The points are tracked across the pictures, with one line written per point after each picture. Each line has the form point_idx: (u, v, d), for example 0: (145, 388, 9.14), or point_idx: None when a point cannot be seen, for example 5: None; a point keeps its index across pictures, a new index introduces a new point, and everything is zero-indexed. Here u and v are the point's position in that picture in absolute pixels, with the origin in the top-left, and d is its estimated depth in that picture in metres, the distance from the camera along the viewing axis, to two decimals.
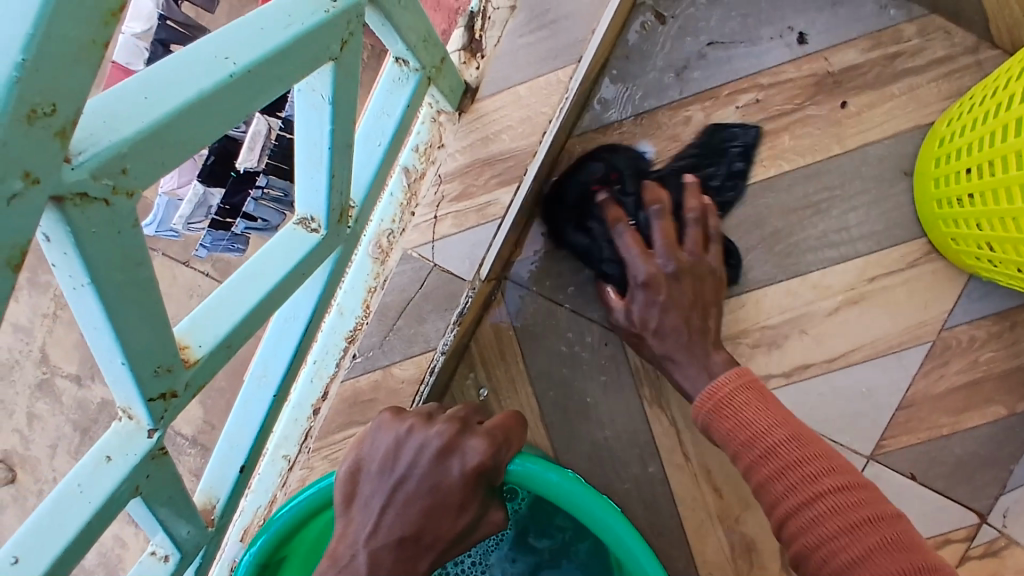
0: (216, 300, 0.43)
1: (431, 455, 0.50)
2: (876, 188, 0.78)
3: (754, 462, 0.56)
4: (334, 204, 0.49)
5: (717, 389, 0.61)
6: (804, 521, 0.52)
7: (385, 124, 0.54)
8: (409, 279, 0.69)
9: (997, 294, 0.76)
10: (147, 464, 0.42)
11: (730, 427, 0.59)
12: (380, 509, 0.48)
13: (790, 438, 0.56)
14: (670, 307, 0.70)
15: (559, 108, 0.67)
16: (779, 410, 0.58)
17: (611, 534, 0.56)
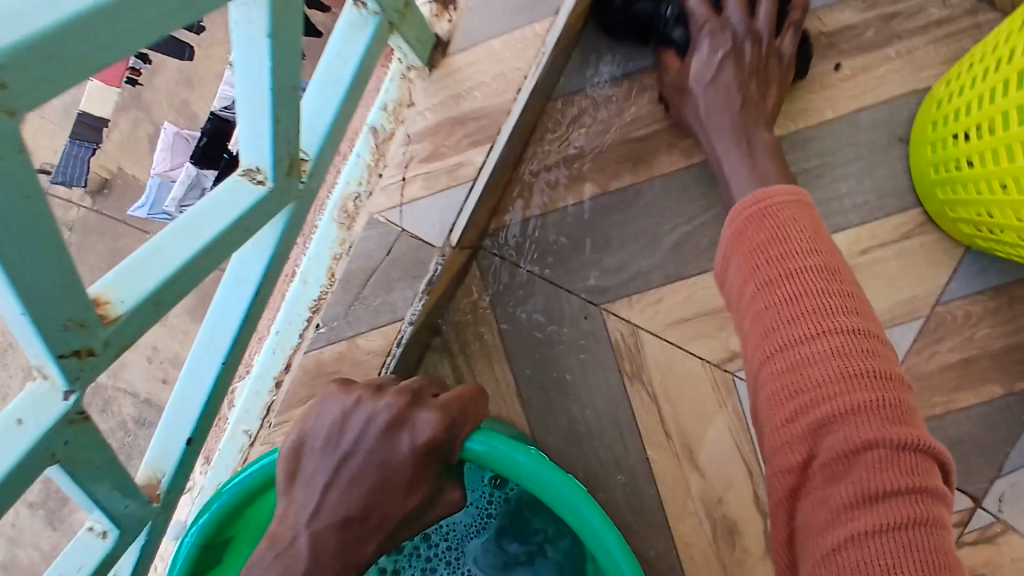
0: (144, 254, 0.40)
1: (379, 429, 0.47)
2: (870, 156, 0.74)
3: (772, 280, 0.47)
4: (281, 153, 0.46)
5: (767, 198, 0.51)
6: (803, 355, 0.43)
7: (341, 71, 0.51)
8: (375, 246, 0.65)
9: (993, 268, 0.73)
10: (64, 429, 0.39)
11: (763, 239, 0.49)
12: (323, 487, 0.46)
13: (822, 268, 0.46)
14: (729, 58, 0.67)
15: (535, 63, 0.63)
16: (824, 238, 0.49)
17: (580, 520, 0.52)
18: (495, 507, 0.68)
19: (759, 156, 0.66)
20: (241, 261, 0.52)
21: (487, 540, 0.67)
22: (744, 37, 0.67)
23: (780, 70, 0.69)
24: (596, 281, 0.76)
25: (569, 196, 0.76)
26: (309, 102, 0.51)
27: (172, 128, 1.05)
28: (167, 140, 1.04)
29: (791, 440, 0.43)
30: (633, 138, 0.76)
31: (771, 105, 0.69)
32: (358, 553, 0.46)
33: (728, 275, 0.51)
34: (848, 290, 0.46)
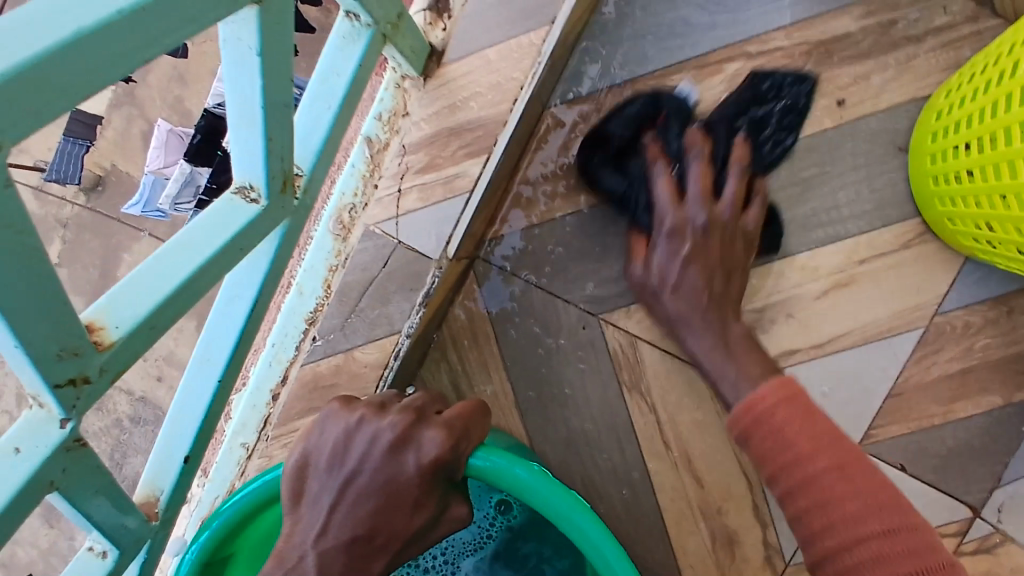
0: (138, 277, 0.39)
1: (383, 448, 0.45)
2: (869, 165, 0.73)
3: (792, 490, 0.48)
4: (275, 170, 0.45)
5: (757, 401, 0.51)
6: (847, 568, 0.44)
7: (335, 85, 0.50)
8: (370, 258, 0.64)
9: (993, 277, 0.73)
10: (61, 457, 0.38)
11: (768, 446, 0.50)
12: (328, 508, 0.44)
13: (834, 467, 0.47)
14: (693, 259, 0.65)
15: (531, 73, 0.63)
16: (824, 423, 0.49)
17: (573, 527, 0.51)
18: (497, 529, 0.67)
19: (738, 354, 0.63)
20: (236, 277, 0.51)
21: (483, 557, 0.67)
22: (701, 234, 0.65)
23: (740, 253, 0.67)
24: (594, 291, 0.75)
25: (567, 205, 0.75)
26: (302, 115, 0.50)
27: (165, 126, 1.21)
28: (161, 138, 1.20)
29: None
30: None
31: (737, 291, 0.67)
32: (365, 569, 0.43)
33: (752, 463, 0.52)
34: (868, 483, 0.46)
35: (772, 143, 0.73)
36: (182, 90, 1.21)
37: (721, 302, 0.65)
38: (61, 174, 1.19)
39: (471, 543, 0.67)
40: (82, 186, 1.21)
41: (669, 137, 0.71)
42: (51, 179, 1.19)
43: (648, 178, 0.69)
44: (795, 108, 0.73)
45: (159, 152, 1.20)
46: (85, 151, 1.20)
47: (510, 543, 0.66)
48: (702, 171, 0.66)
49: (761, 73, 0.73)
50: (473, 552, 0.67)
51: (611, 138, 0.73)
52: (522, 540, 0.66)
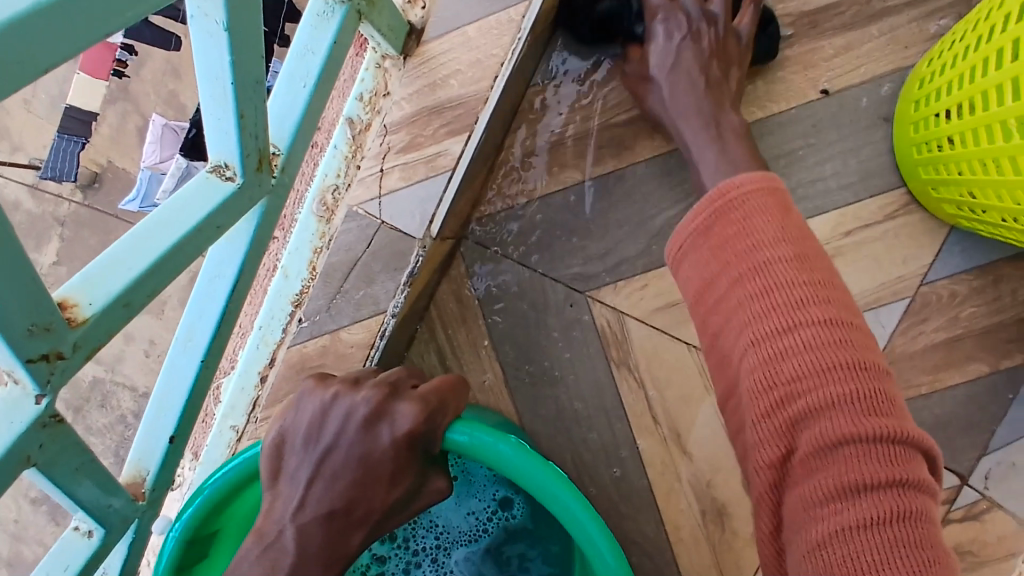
0: (113, 255, 0.40)
1: (358, 422, 0.46)
2: (853, 137, 0.73)
3: (746, 269, 0.46)
4: (249, 148, 0.45)
5: (730, 189, 0.50)
6: (776, 349, 0.42)
7: (310, 63, 0.50)
8: (354, 238, 0.64)
9: (978, 247, 0.73)
10: (37, 433, 0.39)
11: (731, 231, 0.48)
12: (307, 480, 0.45)
13: (794, 258, 0.45)
14: (689, 40, 0.67)
15: (511, 50, 0.63)
16: (793, 226, 0.47)
17: (562, 507, 0.50)
18: (493, 524, 0.67)
19: (729, 140, 0.64)
20: (215, 258, 0.51)
21: (474, 551, 0.67)
22: (699, 20, 0.67)
23: (728, 44, 0.68)
24: (581, 268, 0.76)
25: (552, 184, 0.75)
26: (279, 95, 0.50)
27: (161, 121, 1.23)
28: (156, 132, 1.22)
29: (772, 430, 0.41)
30: (614, 123, 0.75)
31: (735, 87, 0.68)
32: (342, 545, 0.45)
33: (694, 272, 0.50)
34: (823, 283, 0.44)
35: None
36: (176, 84, 1.25)
37: (723, 95, 0.67)
38: (58, 172, 1.25)
39: (465, 534, 0.67)
40: (79, 182, 1.26)
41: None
42: (47, 178, 1.26)
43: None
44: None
45: (154, 147, 1.21)
46: (81, 148, 1.27)
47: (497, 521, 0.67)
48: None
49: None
50: (465, 545, 0.67)
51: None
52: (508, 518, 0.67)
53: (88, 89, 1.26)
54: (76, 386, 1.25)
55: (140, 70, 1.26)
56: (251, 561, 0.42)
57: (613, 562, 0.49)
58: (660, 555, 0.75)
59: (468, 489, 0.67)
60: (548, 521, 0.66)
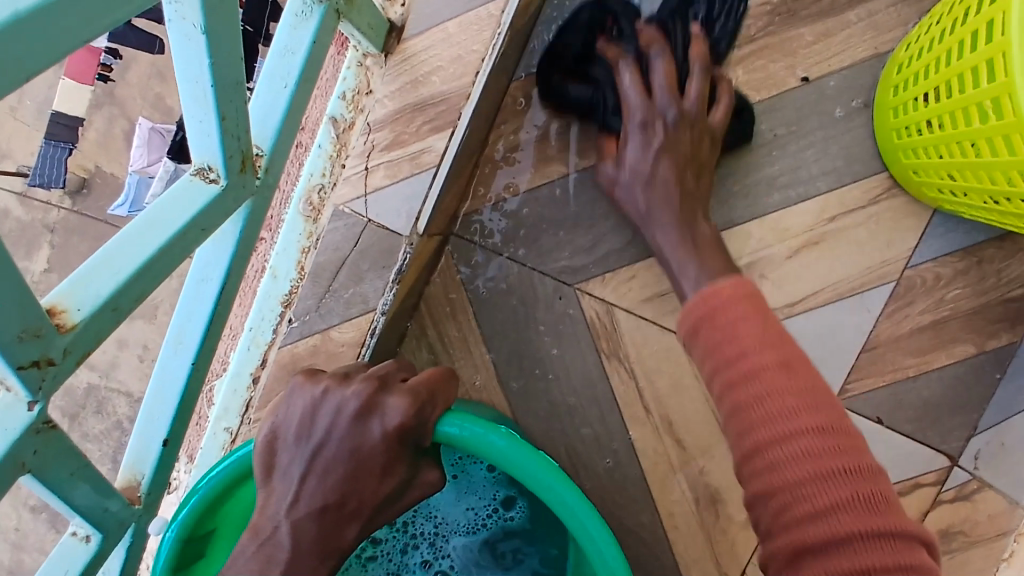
0: (99, 260, 0.40)
1: (348, 416, 0.47)
2: (835, 123, 0.74)
3: (733, 378, 0.48)
4: (231, 149, 0.45)
5: (713, 294, 0.53)
6: (772, 459, 0.44)
7: (291, 63, 0.50)
8: (342, 238, 0.64)
9: (962, 229, 0.74)
10: (31, 439, 0.39)
11: (718, 336, 0.51)
12: (300, 477, 0.45)
13: (779, 364, 0.47)
14: (664, 155, 0.67)
15: (491, 45, 0.63)
16: (776, 328, 0.50)
17: (560, 502, 0.51)
18: (492, 521, 0.67)
19: (702, 251, 0.65)
20: (202, 262, 0.51)
21: (473, 541, 0.67)
22: (672, 104, 0.67)
23: (693, 141, 0.68)
24: (569, 261, 0.76)
25: (537, 177, 0.76)
26: (261, 95, 0.51)
27: (147, 126, 1.23)
28: (144, 136, 1.22)
29: (782, 539, 0.42)
30: None
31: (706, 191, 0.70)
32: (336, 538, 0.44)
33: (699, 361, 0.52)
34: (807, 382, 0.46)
35: (725, 18, 0.72)
36: (162, 87, 1.25)
37: (694, 198, 0.68)
38: (47, 179, 1.25)
39: (465, 526, 0.67)
40: (68, 188, 1.26)
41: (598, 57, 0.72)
42: (36, 184, 1.26)
43: (615, 68, 0.70)
44: (738, 10, 0.72)
45: (142, 150, 1.21)
46: (69, 154, 1.27)
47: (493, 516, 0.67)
48: (665, 66, 0.68)
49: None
50: (465, 537, 0.67)
51: (566, 50, 0.72)
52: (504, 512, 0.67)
53: (75, 94, 1.26)
54: (71, 393, 1.25)
55: (125, 74, 1.25)
56: (246, 559, 0.42)
57: (614, 561, 0.50)
58: (656, 543, 0.76)
59: (469, 481, 0.67)
60: (548, 522, 0.67)
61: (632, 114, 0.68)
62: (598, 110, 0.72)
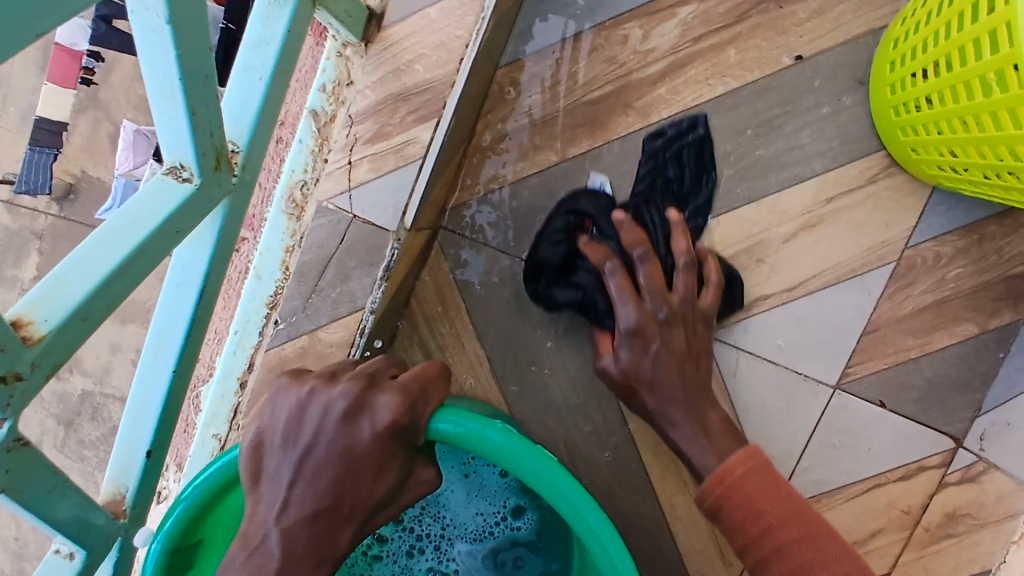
0: (66, 269, 0.38)
1: (336, 418, 0.45)
2: (829, 102, 0.72)
3: (767, 557, 0.53)
4: (204, 147, 0.43)
5: (727, 472, 0.57)
6: None
7: (266, 53, 0.48)
8: (326, 235, 0.62)
9: (961, 206, 0.72)
10: (2, 458, 0.38)
11: (742, 513, 0.55)
12: (288, 481, 0.43)
13: (805, 535, 0.52)
14: (662, 354, 0.65)
15: (475, 31, 0.61)
16: (790, 498, 0.55)
17: (556, 491, 0.49)
18: (499, 530, 0.66)
19: (715, 436, 0.62)
20: (180, 264, 0.49)
21: (478, 547, 0.66)
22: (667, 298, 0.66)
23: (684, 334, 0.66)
24: None
25: (526, 167, 0.74)
26: (234, 89, 0.48)
27: (132, 128, 1.19)
28: (129, 140, 1.18)
29: None
30: (587, 102, 0.73)
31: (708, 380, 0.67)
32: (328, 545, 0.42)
33: (729, 530, 0.56)
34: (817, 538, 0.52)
35: (696, 199, 0.73)
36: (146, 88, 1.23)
37: (699, 386, 0.65)
38: (31, 185, 1.21)
39: (472, 532, 0.65)
40: (54, 195, 1.23)
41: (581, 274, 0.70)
42: (23, 192, 1.22)
43: (602, 280, 0.69)
44: (709, 178, 0.73)
45: (127, 153, 1.17)
46: (54, 159, 1.23)
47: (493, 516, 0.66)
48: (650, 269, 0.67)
49: (649, 133, 0.73)
50: (470, 542, 0.66)
51: (546, 263, 0.71)
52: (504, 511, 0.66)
53: (58, 99, 1.23)
54: (65, 401, 1.23)
55: (107, 76, 1.23)
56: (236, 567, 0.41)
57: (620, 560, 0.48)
58: (659, 536, 0.75)
59: (477, 488, 0.65)
60: (555, 540, 0.66)
61: (625, 320, 0.65)
62: (595, 305, 0.69)
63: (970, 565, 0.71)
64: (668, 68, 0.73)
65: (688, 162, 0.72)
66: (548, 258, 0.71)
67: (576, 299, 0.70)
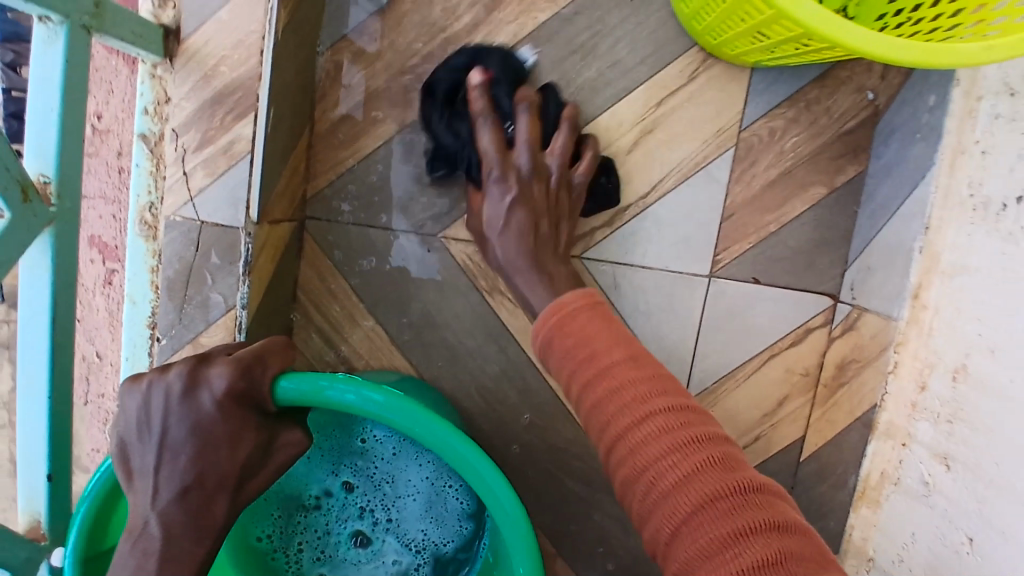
0: None
1: (177, 396, 0.45)
2: (635, 14, 0.75)
3: (591, 379, 0.52)
4: (5, 182, 0.46)
5: (564, 305, 0.58)
6: (631, 445, 0.48)
7: (52, 87, 0.51)
8: (182, 246, 0.65)
9: (782, 80, 0.77)
10: None
11: (573, 341, 0.55)
12: (153, 467, 0.44)
13: (626, 357, 0.52)
14: (520, 204, 0.68)
15: (267, 22, 0.62)
16: (617, 329, 0.55)
17: (432, 437, 0.50)
18: (425, 555, 0.69)
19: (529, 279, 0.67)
20: (29, 299, 0.53)
21: (403, 555, 0.69)
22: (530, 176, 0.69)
23: (570, 200, 0.72)
24: (427, 213, 0.78)
25: (371, 140, 0.77)
26: (31, 126, 0.51)
27: None
28: None
29: (653, 522, 0.46)
30: (412, 67, 0.76)
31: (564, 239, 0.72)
32: (211, 509, 0.45)
33: (559, 368, 0.56)
34: (682, 405, 0.49)
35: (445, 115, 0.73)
36: None
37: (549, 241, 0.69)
38: None
39: (408, 540, 0.69)
40: None
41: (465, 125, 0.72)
42: None
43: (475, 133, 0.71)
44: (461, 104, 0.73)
45: None
46: None
47: (440, 506, 0.68)
48: (491, 130, 0.69)
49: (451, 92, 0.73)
50: (400, 545, 0.69)
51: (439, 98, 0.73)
52: (459, 513, 0.68)
53: None
54: None
55: None
56: (123, 557, 0.43)
57: (505, 496, 0.51)
58: (587, 453, 0.81)
59: (440, 513, 0.69)
60: None
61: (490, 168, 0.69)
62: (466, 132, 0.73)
63: (862, 405, 0.74)
64: (479, 18, 0.75)
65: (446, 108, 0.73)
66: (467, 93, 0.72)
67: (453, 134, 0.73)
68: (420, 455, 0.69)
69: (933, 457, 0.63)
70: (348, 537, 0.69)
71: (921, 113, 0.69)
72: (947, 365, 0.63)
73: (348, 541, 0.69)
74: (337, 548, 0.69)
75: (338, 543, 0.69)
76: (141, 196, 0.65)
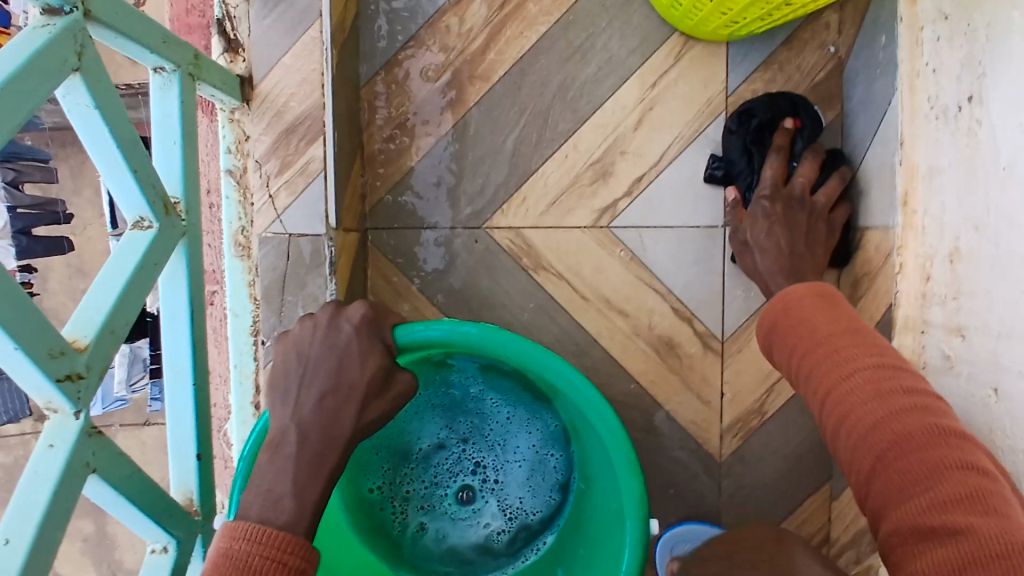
0: (100, 283, 0.53)
1: (323, 327, 0.58)
2: (619, 15, 0.88)
3: (808, 348, 0.61)
4: (153, 198, 0.57)
5: (791, 292, 0.67)
6: (841, 395, 0.56)
7: (171, 123, 0.62)
8: (274, 257, 0.76)
9: (754, 50, 0.89)
10: (87, 442, 0.48)
11: (795, 319, 0.64)
12: (299, 386, 0.55)
13: (847, 332, 0.60)
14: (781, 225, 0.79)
15: (325, 61, 0.74)
16: (858, 326, 0.60)
17: (525, 356, 0.62)
18: (517, 520, 0.80)
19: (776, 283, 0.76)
20: (168, 304, 0.63)
21: (501, 516, 0.80)
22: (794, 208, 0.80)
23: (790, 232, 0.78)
24: (471, 209, 0.89)
25: (414, 154, 0.88)
26: (159, 156, 0.63)
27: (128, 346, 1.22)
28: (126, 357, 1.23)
29: (858, 462, 0.53)
30: (437, 88, 0.88)
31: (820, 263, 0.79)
32: (338, 424, 0.54)
33: (775, 341, 0.67)
34: (886, 364, 0.56)
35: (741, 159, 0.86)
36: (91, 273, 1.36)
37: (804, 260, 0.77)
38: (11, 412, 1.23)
39: (507, 505, 0.80)
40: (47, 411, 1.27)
41: (743, 173, 0.85)
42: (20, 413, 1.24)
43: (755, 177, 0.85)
44: (751, 131, 0.85)
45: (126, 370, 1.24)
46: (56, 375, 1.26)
47: (539, 472, 0.80)
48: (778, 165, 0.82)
49: (740, 116, 0.86)
50: (500, 508, 0.81)
51: (752, 115, 0.85)
52: (552, 479, 0.79)
53: None
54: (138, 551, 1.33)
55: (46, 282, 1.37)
56: (265, 470, 0.51)
57: (592, 395, 0.61)
58: (643, 401, 0.90)
59: (539, 481, 0.80)
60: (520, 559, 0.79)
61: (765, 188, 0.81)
62: (744, 172, 0.85)
63: (879, 309, 0.83)
64: (489, 38, 0.88)
65: (735, 146, 0.86)
66: (795, 105, 0.85)
67: (739, 163, 0.85)
68: (529, 424, 0.80)
69: (949, 333, 0.71)
70: (453, 495, 0.81)
71: (877, 51, 0.81)
72: (943, 252, 0.72)
73: (452, 496, 0.81)
74: (440, 502, 0.81)
75: (444, 500, 0.81)
76: (234, 222, 0.76)
